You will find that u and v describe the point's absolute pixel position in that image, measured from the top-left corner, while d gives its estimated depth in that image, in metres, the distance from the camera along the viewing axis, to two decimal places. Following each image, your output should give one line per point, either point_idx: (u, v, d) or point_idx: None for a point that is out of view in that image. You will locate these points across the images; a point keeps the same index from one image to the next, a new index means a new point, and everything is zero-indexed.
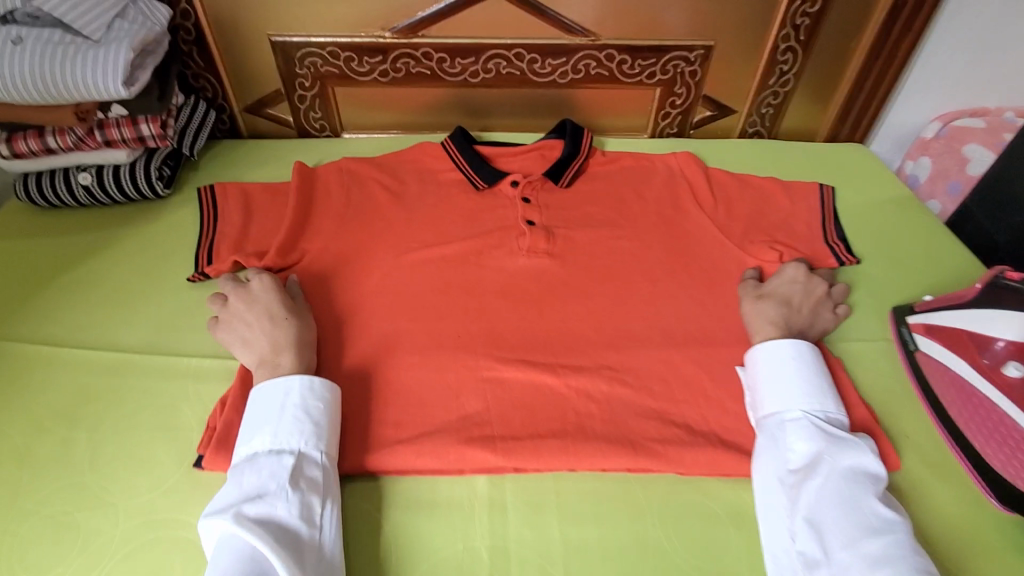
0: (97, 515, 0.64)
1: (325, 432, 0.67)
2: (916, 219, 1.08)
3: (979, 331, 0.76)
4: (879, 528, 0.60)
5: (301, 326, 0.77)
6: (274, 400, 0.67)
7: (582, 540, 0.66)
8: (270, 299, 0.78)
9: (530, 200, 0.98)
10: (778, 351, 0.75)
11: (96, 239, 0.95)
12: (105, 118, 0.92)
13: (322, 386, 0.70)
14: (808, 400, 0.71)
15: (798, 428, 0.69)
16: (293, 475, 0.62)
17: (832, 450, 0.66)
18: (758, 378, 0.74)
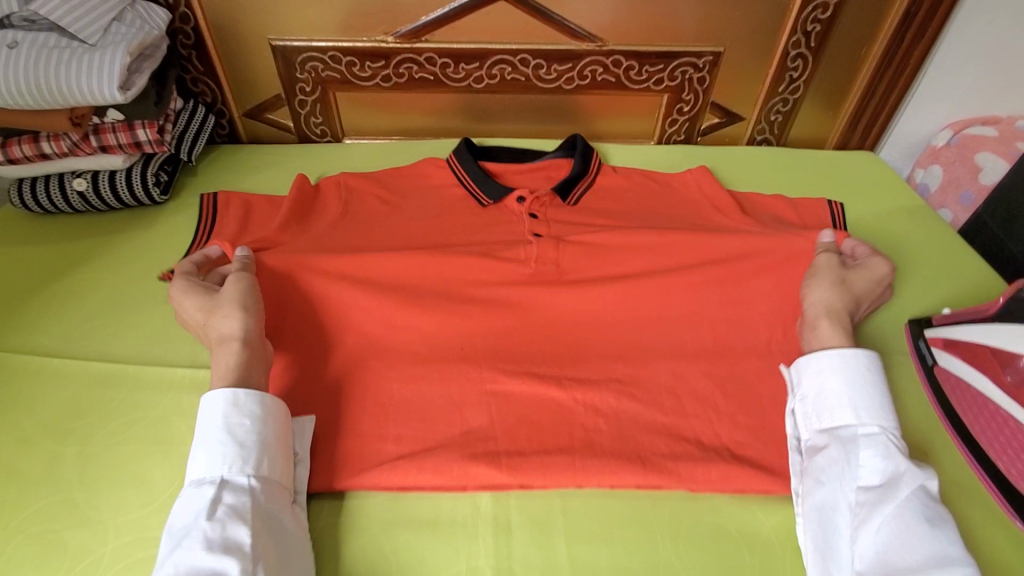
0: (87, 533, 0.62)
1: (250, 452, 0.61)
2: (929, 229, 1.06)
3: (999, 346, 0.71)
4: (962, 564, 0.55)
5: (227, 322, 0.70)
6: (198, 426, 0.62)
7: (589, 560, 0.64)
8: (190, 303, 0.73)
9: (538, 215, 0.94)
10: (859, 358, 0.69)
11: (92, 245, 0.93)
12: (101, 122, 0.91)
13: (244, 398, 0.63)
14: (882, 415, 0.66)
15: (872, 448, 0.64)
16: (212, 508, 0.57)
17: (910, 475, 0.61)
18: (827, 386, 0.68)
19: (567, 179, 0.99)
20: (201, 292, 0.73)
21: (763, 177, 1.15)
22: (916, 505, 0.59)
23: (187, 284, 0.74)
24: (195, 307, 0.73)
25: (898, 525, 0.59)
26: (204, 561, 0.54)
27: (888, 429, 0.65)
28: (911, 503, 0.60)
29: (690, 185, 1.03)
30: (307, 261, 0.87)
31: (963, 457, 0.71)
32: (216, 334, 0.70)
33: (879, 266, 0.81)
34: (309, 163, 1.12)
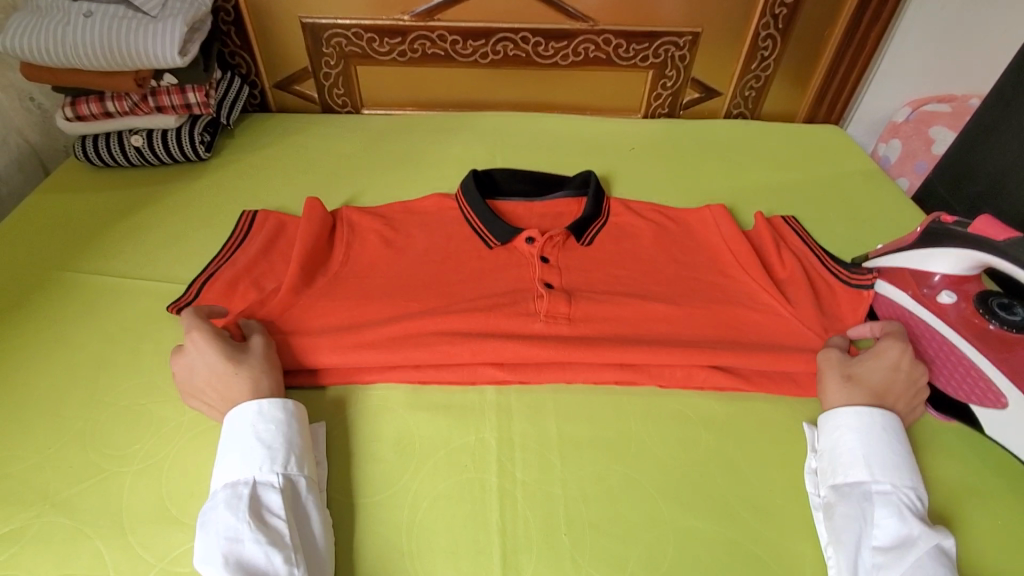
0: (165, 406, 0.74)
1: (278, 452, 0.65)
2: (880, 190, 1.20)
3: (917, 267, 0.85)
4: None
5: (256, 377, 0.71)
6: (228, 429, 0.67)
7: (575, 434, 0.75)
8: (208, 356, 0.71)
9: (549, 259, 0.91)
10: (880, 421, 0.70)
11: (148, 192, 1.07)
12: (157, 86, 1.06)
13: (269, 407, 0.68)
14: (898, 473, 0.66)
15: (885, 500, 0.64)
16: (247, 504, 0.61)
17: (924, 531, 0.62)
18: (848, 444, 0.69)
19: (580, 221, 0.97)
20: (222, 346, 0.72)
21: (737, 149, 1.29)
22: (930, 557, 0.60)
23: (207, 334, 0.72)
24: (214, 360, 0.71)
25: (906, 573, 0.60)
26: (248, 553, 0.59)
27: (904, 485, 0.66)
28: (923, 557, 0.60)
29: (710, 225, 1.02)
30: (314, 263, 0.90)
31: None
32: (245, 387, 0.70)
33: (896, 351, 0.76)
34: (332, 129, 1.26)
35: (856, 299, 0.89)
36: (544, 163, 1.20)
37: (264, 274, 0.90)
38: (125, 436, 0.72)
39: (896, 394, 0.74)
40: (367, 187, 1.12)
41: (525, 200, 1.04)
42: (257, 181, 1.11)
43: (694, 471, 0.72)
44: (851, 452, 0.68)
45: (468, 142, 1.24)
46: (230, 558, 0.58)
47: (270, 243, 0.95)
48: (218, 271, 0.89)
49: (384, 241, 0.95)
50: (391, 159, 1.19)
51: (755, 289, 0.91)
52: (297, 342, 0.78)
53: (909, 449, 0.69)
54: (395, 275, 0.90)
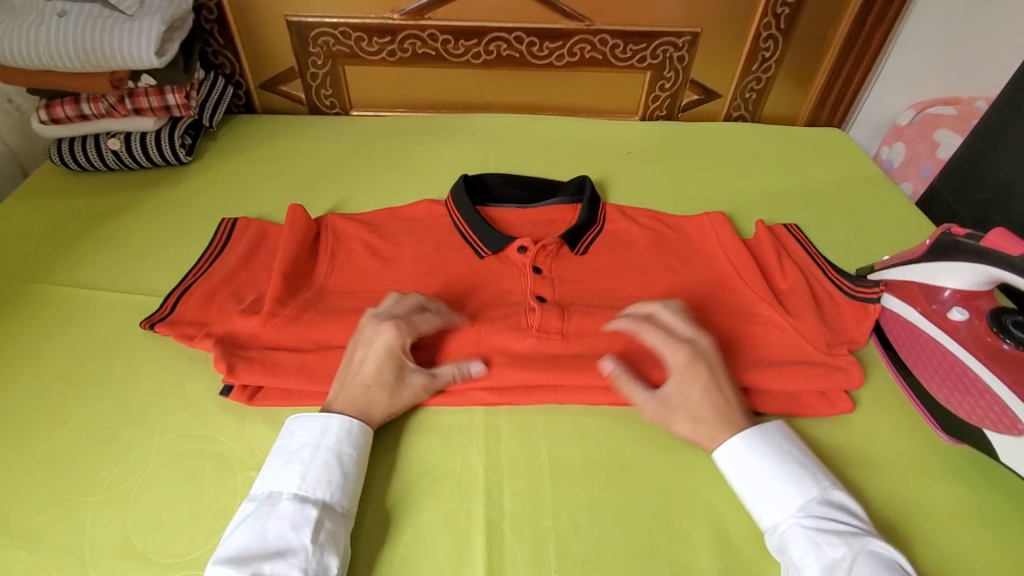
0: (135, 429, 0.70)
1: (350, 484, 0.64)
2: (884, 197, 1.17)
3: (926, 281, 0.82)
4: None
5: (394, 406, 0.71)
6: (305, 438, 0.65)
7: (568, 458, 0.71)
8: (378, 354, 0.71)
9: (541, 270, 0.87)
10: (749, 445, 0.66)
11: (126, 198, 1.03)
12: (135, 87, 1.02)
13: (357, 429, 0.67)
14: (793, 492, 0.63)
15: (796, 534, 0.60)
16: (316, 529, 0.59)
17: (845, 551, 0.58)
18: (740, 490, 0.65)
19: (575, 228, 0.93)
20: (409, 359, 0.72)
21: (739, 153, 1.25)
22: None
23: (399, 338, 0.72)
24: (378, 362, 0.70)
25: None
26: None
27: (804, 503, 0.62)
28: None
29: (708, 233, 0.98)
30: (296, 272, 0.86)
31: (897, 382, 0.82)
32: (381, 406, 0.69)
33: (677, 354, 0.72)
34: (319, 132, 1.22)
35: (860, 313, 0.86)
36: (539, 167, 1.16)
37: (244, 285, 0.86)
38: (92, 462, 0.68)
39: (723, 388, 0.70)
40: (354, 193, 1.08)
41: (519, 206, 0.99)
42: (240, 186, 1.07)
43: (693, 498, 0.68)
44: (747, 493, 0.65)
45: (460, 145, 1.20)
46: None
47: (251, 251, 0.91)
48: (193, 283, 0.85)
49: (370, 249, 0.92)
50: (380, 163, 1.15)
51: (755, 300, 0.87)
52: (276, 359, 0.74)
53: (792, 455, 0.66)
54: (382, 286, 0.86)
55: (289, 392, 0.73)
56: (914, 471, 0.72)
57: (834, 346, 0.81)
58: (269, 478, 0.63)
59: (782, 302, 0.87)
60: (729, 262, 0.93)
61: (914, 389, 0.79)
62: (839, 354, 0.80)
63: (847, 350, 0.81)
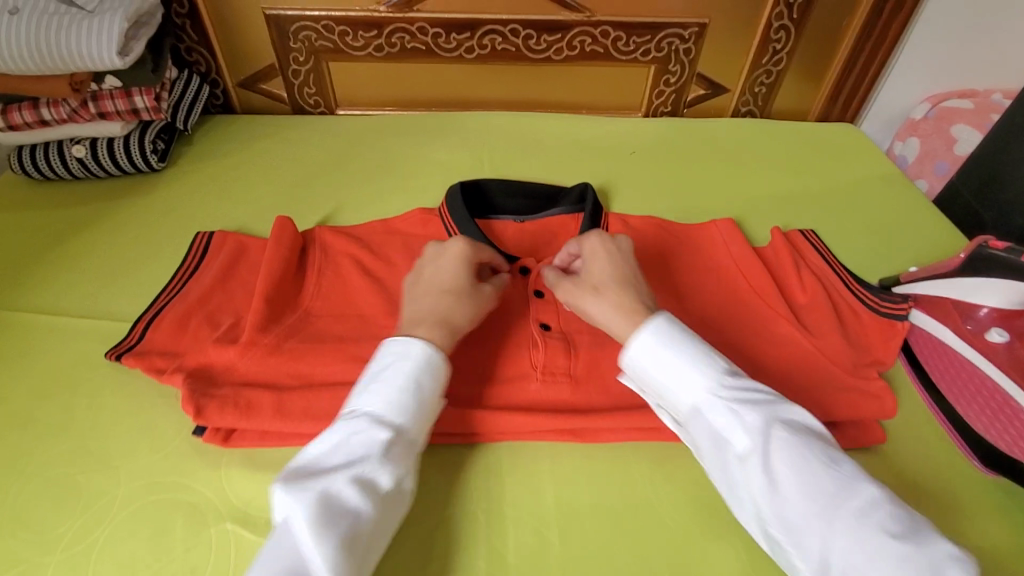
0: (99, 477, 0.64)
1: (420, 413, 0.61)
2: (904, 198, 1.10)
3: (961, 298, 0.77)
4: (845, 481, 0.54)
5: (455, 313, 0.69)
6: (388, 362, 0.63)
7: (577, 501, 0.65)
8: (454, 267, 0.72)
9: (544, 293, 0.79)
10: (655, 333, 0.64)
11: (92, 210, 0.95)
12: (99, 89, 0.94)
13: (436, 363, 0.64)
14: (704, 376, 0.61)
15: (715, 412, 0.60)
16: (380, 450, 0.57)
17: (761, 419, 0.58)
18: (655, 378, 0.63)
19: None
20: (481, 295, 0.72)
21: (748, 151, 1.18)
22: (786, 449, 0.56)
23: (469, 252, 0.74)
24: (453, 273, 0.72)
25: (781, 477, 0.55)
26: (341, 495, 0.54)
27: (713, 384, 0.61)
28: (777, 456, 0.56)
29: (717, 243, 0.92)
30: (277, 293, 0.79)
31: (928, 408, 0.76)
32: (445, 306, 0.69)
33: (592, 241, 0.73)
34: (302, 134, 1.14)
35: (885, 335, 0.79)
36: (538, 170, 1.08)
37: (220, 307, 0.79)
38: (50, 516, 0.61)
39: (632, 275, 0.71)
40: (340, 200, 1.00)
41: (516, 219, 0.92)
42: (216, 195, 0.99)
43: (714, 544, 0.62)
44: (663, 384, 0.63)
45: (453, 146, 1.12)
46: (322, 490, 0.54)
47: (229, 269, 0.84)
48: (164, 306, 0.78)
49: (358, 266, 0.85)
50: (368, 167, 1.07)
51: (774, 316, 0.81)
52: (255, 397, 0.67)
53: (694, 339, 0.64)
54: (371, 307, 0.79)
55: (267, 432, 0.67)
56: (952, 507, 0.66)
57: (861, 370, 0.76)
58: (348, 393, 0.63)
59: (804, 320, 0.81)
60: (743, 275, 0.87)
61: (949, 417, 0.73)
62: (870, 378, 0.74)
63: (875, 374, 0.76)
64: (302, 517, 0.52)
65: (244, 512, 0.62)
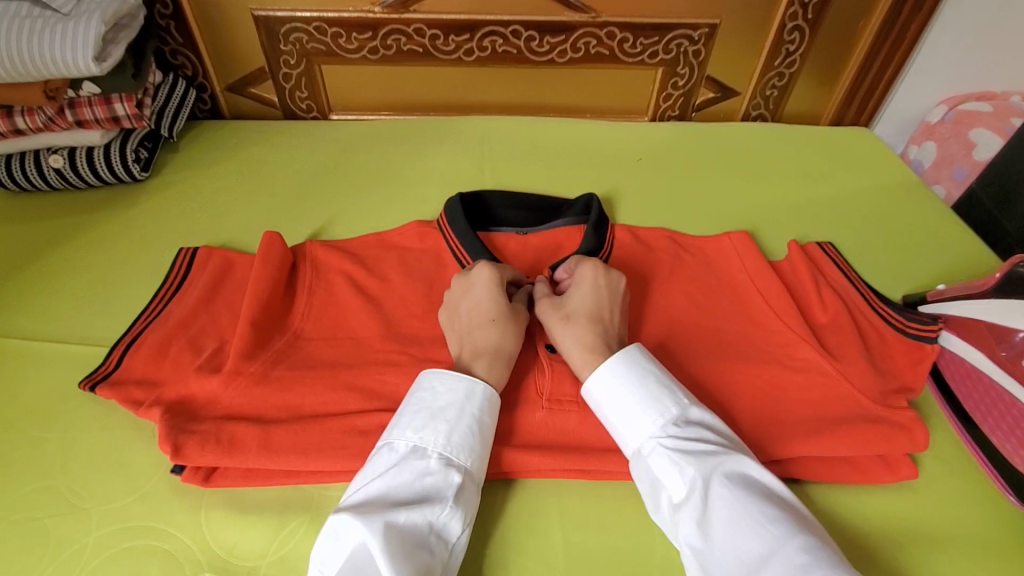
0: (68, 521, 0.59)
1: (489, 456, 0.59)
2: (924, 207, 1.05)
3: (996, 321, 0.70)
4: (790, 538, 0.48)
5: (504, 341, 0.66)
6: (448, 398, 0.59)
7: (587, 545, 0.59)
8: (491, 292, 0.68)
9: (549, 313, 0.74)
10: (613, 368, 0.61)
11: (70, 223, 0.90)
12: (77, 96, 0.88)
13: (495, 403, 0.61)
14: (652, 415, 0.58)
15: (660, 456, 0.56)
16: (456, 495, 0.54)
17: (705, 467, 0.54)
18: (605, 416, 0.61)
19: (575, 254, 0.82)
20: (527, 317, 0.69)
21: (761, 158, 1.13)
22: (726, 500, 0.52)
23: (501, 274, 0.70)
24: (492, 300, 0.68)
25: (717, 530, 0.51)
26: (417, 544, 0.50)
27: (662, 424, 0.58)
28: (715, 505, 0.52)
29: (732, 258, 0.87)
30: (265, 315, 0.74)
31: (962, 439, 0.71)
32: (489, 340, 0.65)
33: (586, 270, 0.69)
34: (293, 140, 1.08)
35: (908, 359, 0.75)
36: (541, 179, 1.03)
37: (204, 330, 0.74)
38: (14, 567, 0.56)
39: (611, 313, 0.67)
40: (333, 212, 0.95)
41: (519, 231, 0.87)
42: (202, 207, 0.94)
43: None
44: (613, 421, 0.60)
45: (452, 153, 1.07)
46: (400, 539, 0.50)
47: (213, 288, 0.78)
48: (144, 329, 0.73)
49: (351, 284, 0.80)
50: (363, 176, 1.02)
51: (794, 338, 0.76)
52: (238, 432, 0.62)
53: (657, 378, 0.61)
54: (364, 330, 0.74)
55: (251, 470, 0.62)
56: (991, 550, 0.61)
57: (889, 398, 0.70)
58: (402, 425, 0.58)
59: (825, 342, 0.76)
60: (760, 293, 0.81)
61: (984, 449, 0.69)
62: (898, 408, 0.69)
63: (904, 402, 0.70)
64: (389, 563, 0.47)
65: (225, 561, 0.57)
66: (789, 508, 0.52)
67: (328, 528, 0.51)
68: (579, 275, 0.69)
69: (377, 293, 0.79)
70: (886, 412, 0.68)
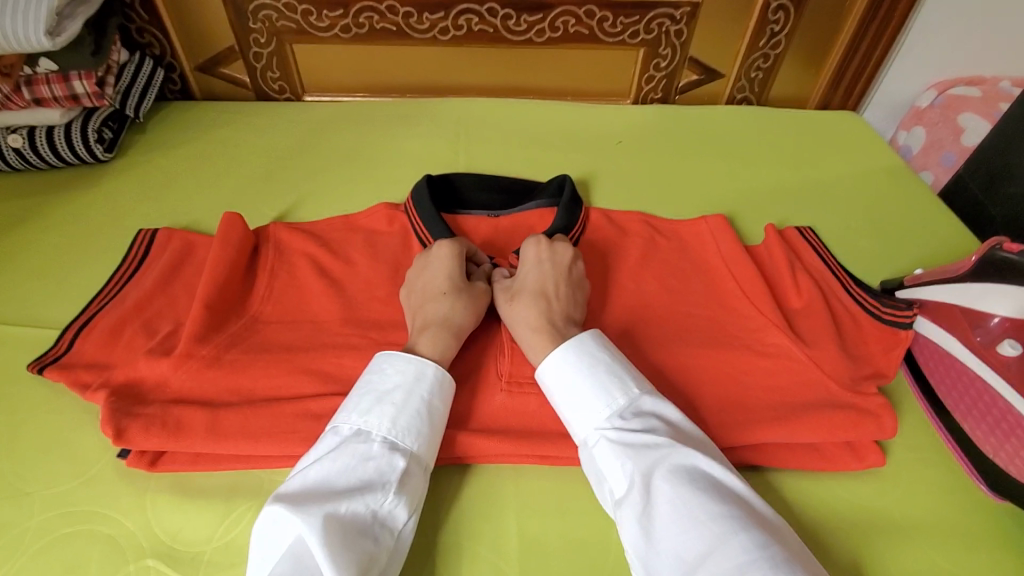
0: (7, 506, 0.57)
1: (438, 439, 0.58)
2: (908, 191, 1.03)
3: (969, 305, 0.69)
4: (728, 536, 0.46)
5: (454, 313, 0.66)
6: (396, 381, 0.58)
7: (543, 533, 0.57)
8: (445, 268, 0.69)
9: None
10: (561, 356, 0.60)
11: (30, 204, 0.88)
12: (34, 73, 0.86)
13: (447, 385, 0.60)
14: (600, 407, 0.57)
15: (603, 448, 0.55)
16: (401, 480, 0.53)
17: (647, 461, 0.52)
18: (555, 405, 0.60)
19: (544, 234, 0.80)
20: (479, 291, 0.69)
21: (743, 141, 1.11)
22: (666, 495, 0.50)
23: (457, 251, 0.70)
24: (445, 275, 0.68)
25: (657, 525, 0.49)
26: (355, 532, 0.49)
27: (610, 415, 0.56)
28: (657, 500, 0.50)
29: (707, 241, 0.85)
30: (224, 298, 0.72)
31: (932, 424, 0.69)
32: (437, 312, 0.65)
33: (529, 246, 0.70)
34: (263, 121, 1.06)
35: (881, 345, 0.73)
36: (515, 161, 1.01)
37: (159, 312, 0.72)
38: None
39: (556, 284, 0.67)
40: (301, 194, 0.93)
41: (489, 214, 0.85)
42: (167, 188, 0.92)
43: None
44: (562, 411, 0.59)
45: (425, 136, 1.04)
46: (339, 529, 0.48)
47: (171, 269, 0.76)
48: (96, 310, 0.71)
49: (313, 266, 0.77)
50: (334, 157, 1.00)
51: (765, 324, 0.74)
52: (186, 415, 0.60)
53: (609, 366, 0.59)
54: (323, 313, 0.72)
55: (200, 454, 0.60)
56: (959, 540, 0.60)
57: (859, 384, 0.69)
58: (350, 408, 0.57)
59: (798, 328, 0.74)
60: (734, 277, 0.79)
61: (953, 434, 0.67)
62: (867, 394, 0.67)
63: (875, 387, 0.69)
64: (328, 556, 0.46)
65: (169, 547, 0.55)
66: (740, 501, 0.50)
67: (262, 522, 0.49)
68: (527, 250, 0.70)
69: (339, 275, 0.77)
70: (855, 398, 0.67)
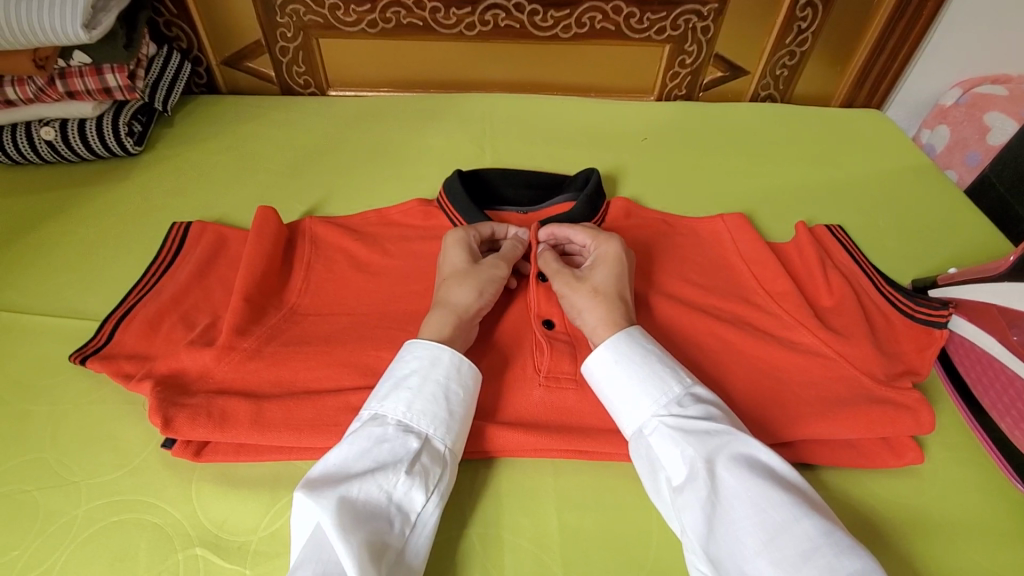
0: (54, 495, 0.58)
1: (457, 423, 0.57)
2: (937, 189, 1.02)
3: (1006, 305, 0.68)
4: (793, 523, 0.47)
5: (455, 296, 0.66)
6: (411, 367, 0.59)
7: (584, 527, 0.58)
8: (454, 258, 0.70)
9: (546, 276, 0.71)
10: (614, 347, 0.60)
11: (63, 197, 0.88)
12: (67, 66, 0.87)
13: (467, 370, 0.60)
14: (655, 396, 0.57)
15: (660, 436, 0.55)
16: (412, 461, 0.53)
17: (707, 448, 0.52)
18: (604, 395, 0.60)
19: (559, 221, 0.79)
20: (485, 270, 0.68)
21: (769, 138, 1.10)
22: (730, 482, 0.50)
23: (461, 238, 0.71)
24: (453, 263, 0.69)
25: (719, 511, 0.49)
26: (371, 519, 0.49)
27: (666, 403, 0.57)
28: (721, 486, 0.50)
29: (736, 237, 0.84)
30: (261, 291, 0.72)
31: (967, 422, 0.69)
32: (441, 299, 0.66)
33: (609, 247, 0.69)
34: (290, 115, 1.06)
35: (912, 343, 0.73)
36: (541, 157, 1.01)
37: (198, 305, 0.72)
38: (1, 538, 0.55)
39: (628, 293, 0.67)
40: (330, 188, 0.93)
41: (521, 210, 0.85)
42: (197, 181, 0.93)
43: None
44: (613, 401, 0.59)
45: (452, 131, 1.04)
46: (353, 512, 0.49)
47: (206, 261, 0.77)
48: (136, 303, 0.71)
49: (346, 260, 0.78)
50: (361, 152, 1.00)
51: (798, 322, 0.74)
52: (229, 406, 0.61)
53: (662, 356, 0.60)
54: (359, 307, 0.72)
55: (242, 445, 0.61)
56: (999, 539, 0.60)
57: (894, 380, 0.69)
58: (377, 395, 0.58)
59: (830, 324, 0.74)
60: (766, 274, 0.79)
61: (989, 432, 0.67)
62: (903, 390, 0.67)
63: (910, 383, 0.69)
64: (340, 535, 0.46)
65: (215, 536, 0.55)
66: (800, 489, 0.50)
67: (298, 507, 0.49)
68: (605, 250, 0.69)
69: (373, 269, 0.77)
70: (894, 397, 0.66)
